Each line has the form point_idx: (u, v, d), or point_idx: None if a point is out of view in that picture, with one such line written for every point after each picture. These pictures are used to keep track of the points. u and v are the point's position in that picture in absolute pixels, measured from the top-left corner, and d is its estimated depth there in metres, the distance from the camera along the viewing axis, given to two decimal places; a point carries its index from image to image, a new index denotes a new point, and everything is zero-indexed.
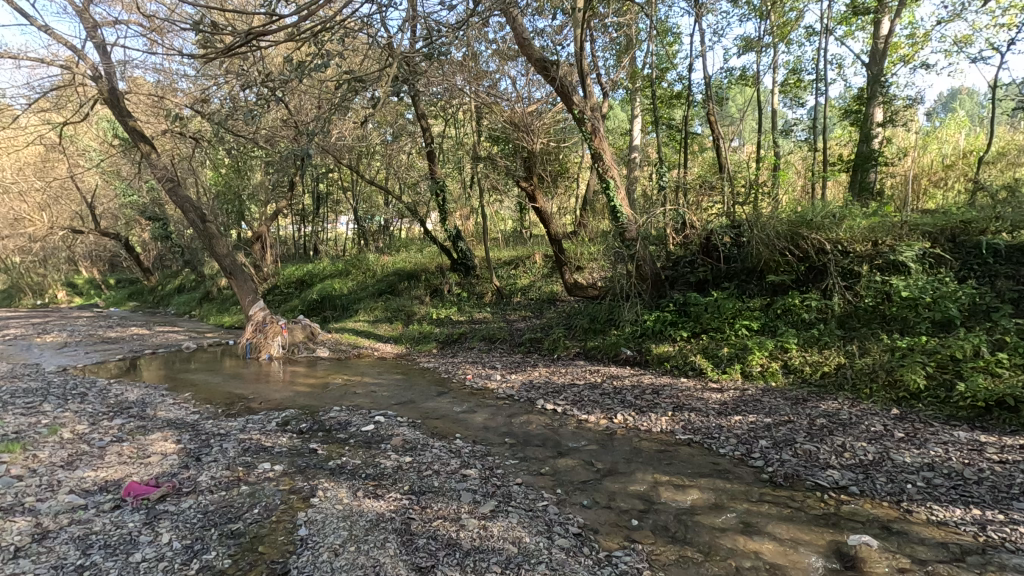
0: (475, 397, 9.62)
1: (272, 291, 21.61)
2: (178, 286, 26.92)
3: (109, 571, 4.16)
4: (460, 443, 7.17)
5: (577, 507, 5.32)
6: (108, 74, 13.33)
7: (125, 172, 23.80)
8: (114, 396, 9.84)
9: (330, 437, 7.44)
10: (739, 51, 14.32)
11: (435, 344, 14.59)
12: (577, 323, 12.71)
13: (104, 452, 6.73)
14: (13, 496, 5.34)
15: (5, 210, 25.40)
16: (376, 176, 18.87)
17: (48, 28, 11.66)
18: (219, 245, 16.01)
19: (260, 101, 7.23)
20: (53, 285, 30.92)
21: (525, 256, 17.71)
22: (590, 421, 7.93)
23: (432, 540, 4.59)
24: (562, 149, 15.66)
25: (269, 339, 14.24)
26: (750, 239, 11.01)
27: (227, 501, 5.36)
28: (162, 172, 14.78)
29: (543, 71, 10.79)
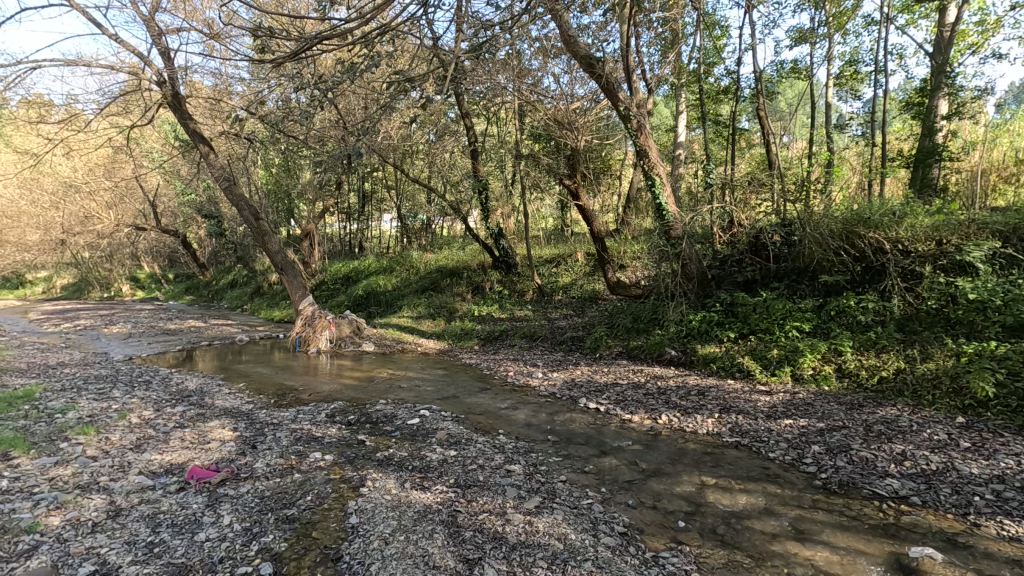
0: (517, 394, 9.67)
1: (320, 287, 22.30)
2: (231, 281, 28.13)
3: (176, 548, 4.41)
4: (503, 439, 7.23)
5: (622, 506, 5.29)
6: (171, 80, 14.06)
7: (184, 172, 25.05)
8: (175, 384, 10.38)
9: (377, 429, 7.63)
10: (792, 44, 13.85)
11: (477, 341, 14.75)
12: (620, 322, 12.60)
13: (168, 437, 7.13)
14: (89, 476, 5.73)
15: (77, 208, 27.14)
16: (420, 175, 19.18)
17: (119, 37, 12.39)
18: (271, 242, 16.62)
19: (314, 103, 7.43)
20: (117, 279, 32.85)
21: (568, 254, 17.70)
22: (634, 421, 7.86)
23: (478, 533, 4.67)
24: (605, 146, 15.55)
25: (317, 333, 14.73)
26: (802, 238, 10.65)
27: (281, 487, 5.59)
28: (220, 172, 15.48)
29: (590, 67, 10.63)
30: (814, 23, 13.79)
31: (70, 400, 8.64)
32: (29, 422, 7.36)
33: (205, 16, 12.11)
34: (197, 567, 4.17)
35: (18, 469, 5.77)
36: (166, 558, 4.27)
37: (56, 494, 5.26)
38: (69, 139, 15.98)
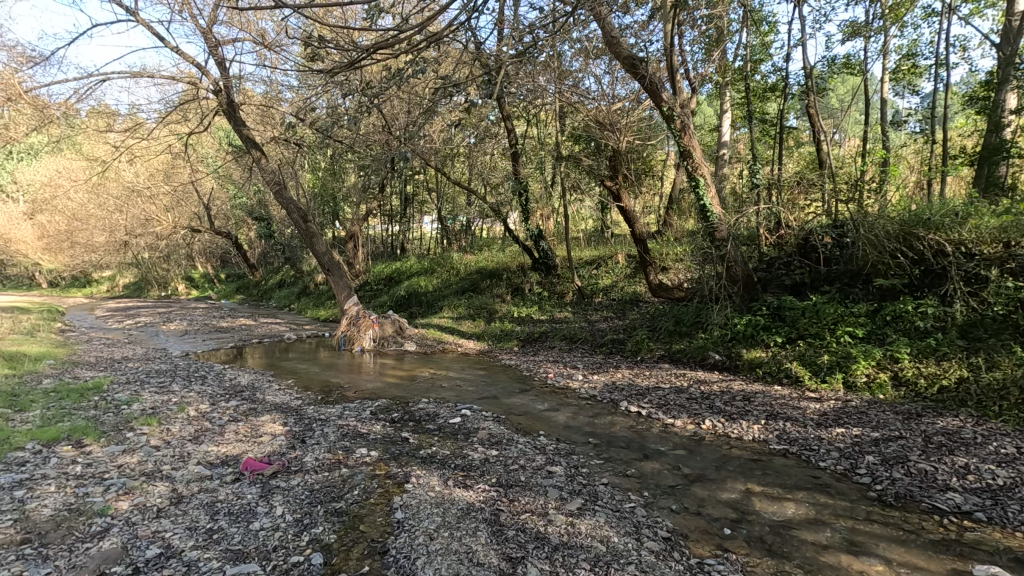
0: (557, 396, 9.68)
1: (364, 287, 22.86)
2: (279, 281, 29.12)
3: (234, 536, 4.63)
4: (544, 440, 7.26)
5: (665, 511, 5.23)
6: (226, 89, 14.70)
7: (236, 177, 26.14)
8: (229, 380, 10.86)
9: (420, 427, 7.78)
10: (844, 38, 13.36)
11: (517, 342, 14.82)
12: (661, 325, 12.43)
13: (223, 430, 7.46)
14: (153, 464, 6.08)
15: (138, 211, 28.76)
16: (461, 177, 19.42)
17: (180, 49, 13.05)
18: (318, 244, 17.15)
19: (362, 109, 7.63)
20: (174, 278, 34.56)
21: (608, 256, 17.59)
22: (677, 425, 7.74)
23: (521, 532, 4.71)
24: (646, 147, 15.37)
25: (361, 332, 15.11)
26: (855, 240, 10.26)
27: (329, 481, 5.79)
28: (270, 177, 16.08)
29: (633, 69, 10.49)
30: (869, 16, 13.25)
31: (135, 392, 9.17)
32: (99, 412, 7.86)
33: (258, 27, 12.63)
34: (253, 554, 4.36)
35: (90, 456, 6.17)
36: (225, 545, 4.49)
37: (124, 480, 5.61)
38: (133, 147, 16.93)
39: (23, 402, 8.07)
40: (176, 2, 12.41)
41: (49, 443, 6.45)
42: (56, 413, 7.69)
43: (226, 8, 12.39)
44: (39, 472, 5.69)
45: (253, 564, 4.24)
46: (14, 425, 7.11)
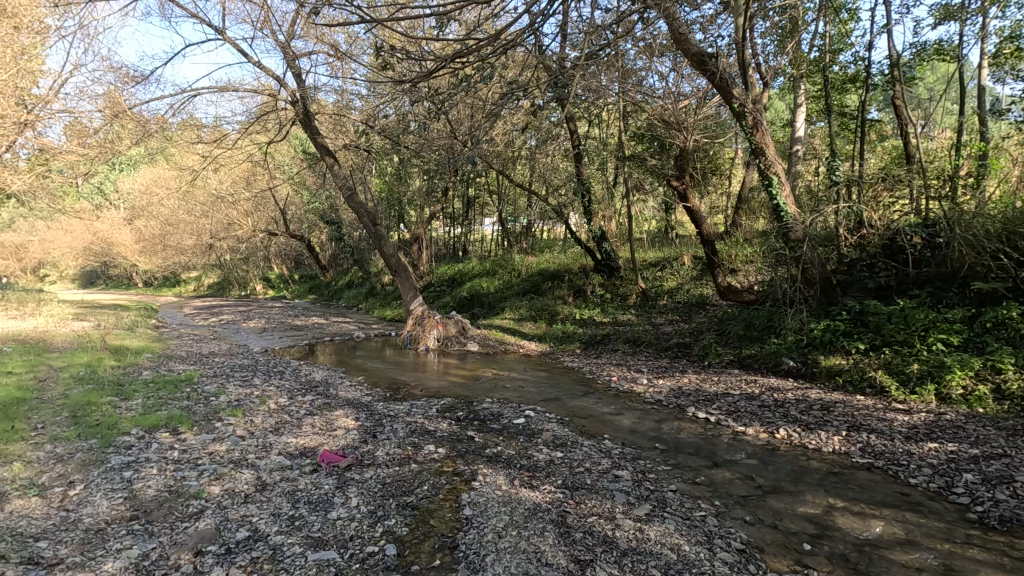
0: (622, 399, 9.55)
1: (428, 287, 23.49)
2: (348, 282, 30.32)
3: (314, 523, 4.89)
4: (609, 443, 7.19)
5: (739, 522, 5.05)
6: (302, 100, 15.50)
7: (310, 183, 27.52)
8: (305, 375, 11.46)
9: (484, 426, 7.91)
10: (936, 22, 12.36)
11: (579, 344, 14.75)
12: (730, 329, 11.97)
13: (301, 423, 7.89)
14: (239, 452, 6.52)
15: (223, 216, 31.32)
16: (522, 180, 19.54)
17: (261, 64, 13.90)
18: (386, 246, 17.74)
19: (431, 115, 7.82)
20: (253, 279, 36.78)
21: (673, 257, 17.17)
22: (749, 434, 7.45)
23: (588, 535, 4.69)
24: (714, 145, 14.87)
25: (426, 332, 15.51)
26: (950, 240, 9.54)
27: (400, 475, 6.00)
28: (342, 182, 16.83)
29: (701, 66, 9.99)
30: None
31: (221, 385, 9.86)
32: (191, 403, 8.51)
33: (332, 39, 13.25)
34: (332, 542, 4.58)
35: (186, 443, 6.70)
36: (306, 531, 4.75)
37: (215, 466, 6.05)
38: (219, 157, 18.21)
39: (127, 392, 8.88)
40: (258, 20, 13.23)
41: (150, 429, 7.08)
42: (155, 402, 8.41)
43: (303, 23, 13.07)
44: (143, 455, 6.24)
45: (332, 551, 4.45)
46: (121, 411, 7.84)
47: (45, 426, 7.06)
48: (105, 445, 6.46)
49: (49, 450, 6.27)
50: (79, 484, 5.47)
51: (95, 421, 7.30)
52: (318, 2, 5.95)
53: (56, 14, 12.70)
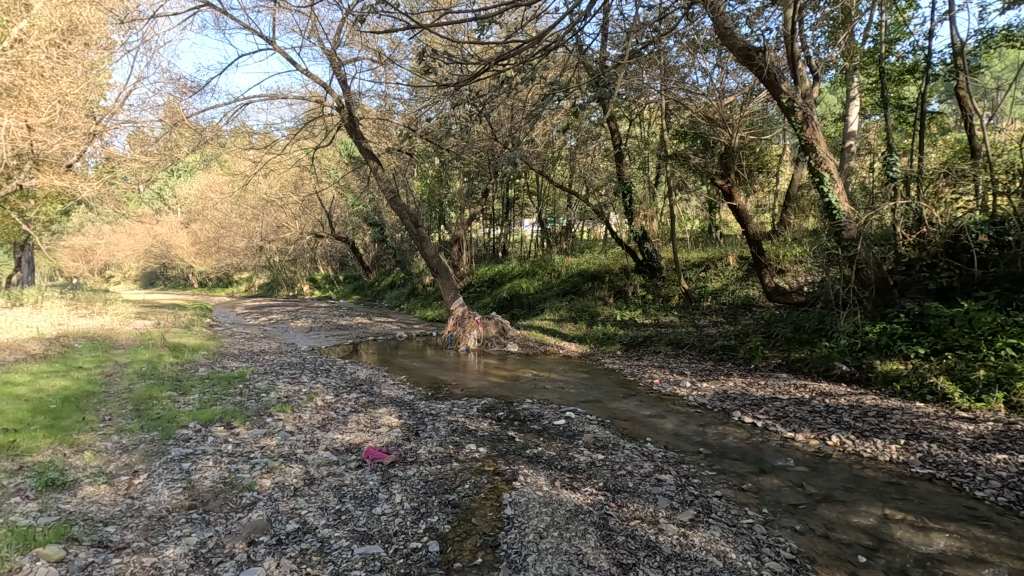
0: (664, 402, 9.40)
1: (468, 288, 23.72)
2: (390, 283, 30.95)
3: (360, 518, 5.02)
4: (651, 446, 7.09)
5: (788, 530, 4.89)
6: (347, 105, 15.90)
7: (354, 187, 28.24)
8: (350, 373, 11.78)
9: (525, 427, 7.94)
10: (1005, 6, 11.62)
11: (620, 345, 14.59)
12: (778, 331, 11.59)
13: (347, 419, 8.12)
14: (289, 447, 6.76)
15: (272, 218, 32.47)
16: (562, 181, 19.47)
17: (309, 72, 14.36)
18: (427, 247, 18.01)
19: (472, 117, 7.90)
20: (300, 280, 38.02)
21: (717, 258, 16.76)
22: (799, 440, 7.19)
23: (631, 539, 4.64)
24: (761, 142, 14.43)
25: (467, 332, 15.65)
26: (1020, 238, 9.02)
27: (442, 473, 6.08)
28: (385, 185, 17.18)
29: (748, 61, 9.65)
30: None
31: (272, 382, 10.24)
32: (244, 398, 8.88)
33: (375, 45, 13.56)
34: (377, 537, 4.69)
35: (239, 437, 6.99)
36: (352, 525, 4.88)
37: (266, 460, 6.29)
38: (269, 162, 18.90)
39: (185, 387, 9.34)
40: (306, 29, 13.69)
41: (206, 423, 7.43)
42: (211, 397, 8.81)
43: (348, 30, 13.43)
44: (201, 447, 6.56)
45: (377, 546, 4.56)
46: (180, 405, 8.25)
47: (112, 418, 7.51)
48: (165, 437, 6.81)
49: (115, 440, 6.66)
50: (142, 473, 5.79)
51: (156, 414, 7.71)
52: (364, 10, 6.15)
53: (121, 30, 13.50)
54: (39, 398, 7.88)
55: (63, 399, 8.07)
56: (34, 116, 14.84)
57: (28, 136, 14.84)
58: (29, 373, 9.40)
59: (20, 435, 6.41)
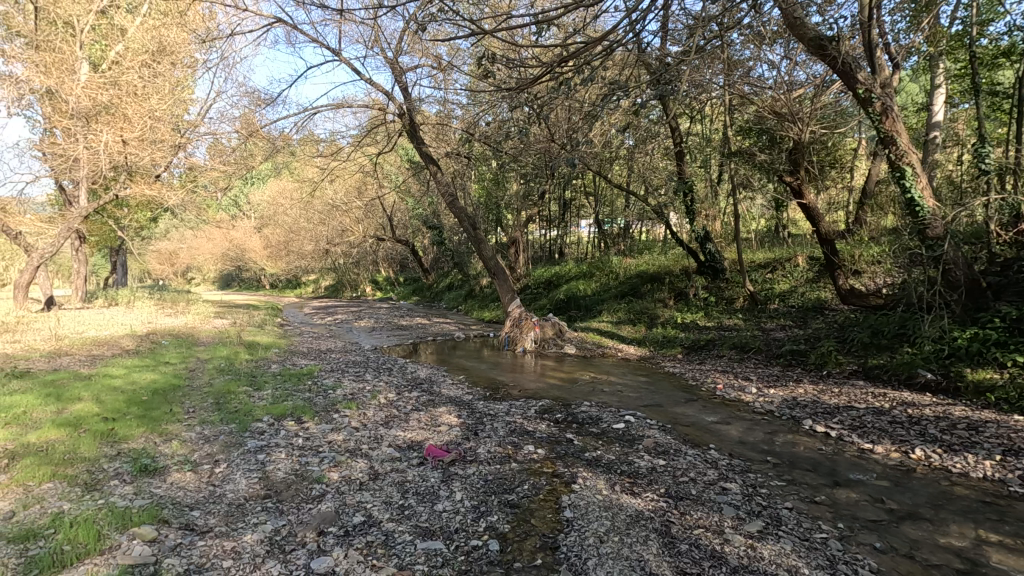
0: (728, 408, 9.07)
1: (525, 290, 23.80)
2: (448, 284, 31.56)
3: (422, 514, 5.14)
4: (715, 453, 6.86)
5: (867, 547, 4.61)
6: (408, 112, 16.36)
7: (414, 191, 29.00)
8: (411, 372, 12.10)
9: (583, 429, 7.89)
10: None
11: (680, 349, 14.22)
12: (854, 336, 10.93)
13: (408, 417, 8.33)
14: (354, 442, 7.02)
15: (337, 222, 33.85)
16: (620, 181, 19.17)
17: (372, 80, 14.88)
18: (485, 249, 18.22)
19: (530, 119, 7.93)
20: (362, 282, 39.44)
21: (785, 258, 16.00)
22: (878, 452, 6.75)
23: (694, 548, 4.51)
24: (833, 135, 13.66)
25: (524, 333, 15.72)
26: None
27: (501, 473, 6.14)
28: (444, 189, 17.53)
29: (820, 51, 9.02)
30: None
31: (338, 379, 10.69)
32: (312, 394, 9.31)
33: (435, 52, 13.87)
34: (439, 533, 4.79)
35: (308, 431, 7.33)
36: (415, 521, 5.01)
37: (333, 454, 6.57)
38: (335, 168, 19.73)
39: (260, 383, 9.90)
40: (369, 39, 14.18)
41: (279, 417, 7.84)
42: (282, 392, 9.30)
43: (409, 38, 13.81)
44: (274, 440, 6.93)
45: (439, 542, 4.65)
46: (255, 400, 8.76)
47: (196, 410, 8.07)
48: (242, 430, 7.24)
49: (199, 431, 7.15)
50: (223, 463, 6.19)
51: (234, 407, 8.21)
52: (423, 18, 6.40)
53: (203, 49, 14.49)
54: (133, 390, 8.57)
55: (153, 391, 8.75)
56: (128, 131, 16.60)
57: (123, 150, 16.70)
58: (124, 367, 10.24)
59: (118, 424, 7.02)
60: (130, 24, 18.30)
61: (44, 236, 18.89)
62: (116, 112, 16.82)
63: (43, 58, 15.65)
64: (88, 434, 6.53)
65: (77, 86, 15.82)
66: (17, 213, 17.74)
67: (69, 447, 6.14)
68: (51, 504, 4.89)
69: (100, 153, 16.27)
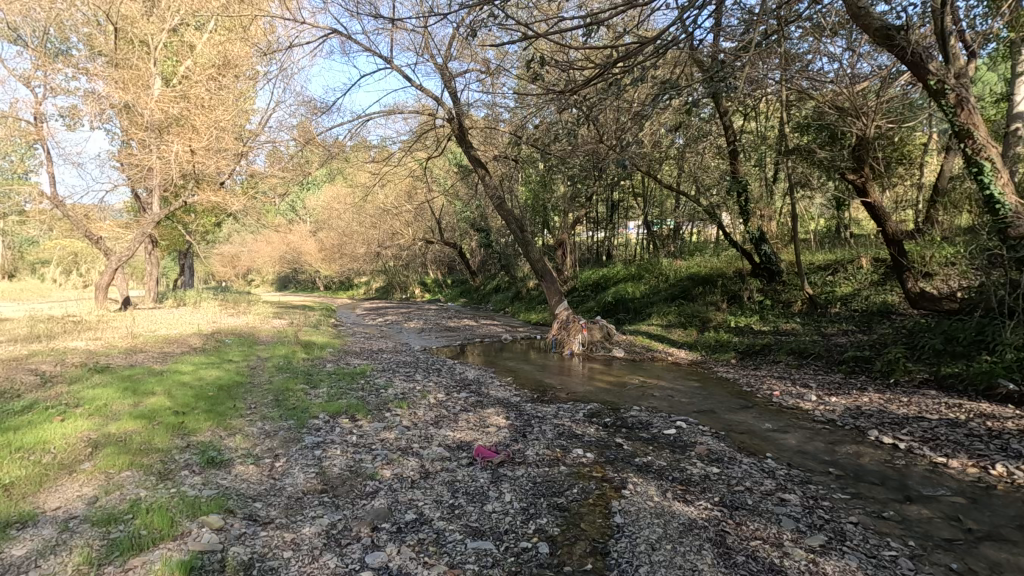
0: (786, 416, 8.71)
1: (572, 292, 23.66)
2: (496, 286, 31.78)
3: (471, 514, 5.20)
4: (772, 463, 6.61)
5: (942, 568, 4.33)
6: (457, 117, 16.59)
7: (462, 194, 29.38)
8: (459, 373, 12.25)
9: (633, 434, 7.76)
10: None
11: (734, 353, 13.78)
12: (925, 343, 10.27)
13: (458, 418, 8.45)
14: (406, 441, 7.18)
15: (388, 226, 34.73)
16: (670, 181, 18.77)
17: (422, 87, 15.19)
18: (532, 252, 18.24)
19: (579, 120, 7.88)
20: (412, 283, 40.27)
21: (847, 260, 15.25)
22: (953, 467, 6.32)
23: (751, 560, 4.36)
24: (901, 130, 12.92)
25: (572, 336, 15.63)
26: None
27: (550, 476, 6.12)
28: (492, 192, 17.67)
29: (887, 41, 8.49)
30: None
31: (390, 379, 10.95)
32: (366, 393, 9.59)
33: (483, 57, 14.03)
34: (488, 534, 4.84)
35: (362, 429, 7.55)
36: (465, 520, 5.08)
37: (386, 452, 6.73)
38: (387, 173, 20.25)
39: (316, 381, 10.26)
40: (420, 47, 14.49)
41: (334, 415, 8.11)
42: (337, 390, 9.62)
43: (458, 44, 14.02)
44: (330, 437, 7.18)
45: (489, 543, 4.69)
46: (312, 397, 9.10)
47: (257, 406, 8.45)
48: (300, 426, 7.53)
49: (260, 426, 7.49)
50: (283, 457, 6.46)
51: (293, 404, 8.56)
52: (472, 24, 6.52)
53: (264, 61, 15.15)
54: (200, 386, 9.07)
55: (218, 387, 9.22)
56: (196, 141, 17.70)
57: (191, 158, 17.79)
58: (192, 364, 10.86)
59: (188, 418, 7.44)
60: (198, 40, 19.35)
61: (121, 240, 20.35)
62: (185, 124, 18.09)
63: (121, 76, 16.76)
64: (161, 427, 6.96)
65: (152, 100, 17.08)
66: (97, 219, 19.04)
67: (145, 438, 6.57)
68: (129, 491, 5.23)
69: (171, 162, 17.44)
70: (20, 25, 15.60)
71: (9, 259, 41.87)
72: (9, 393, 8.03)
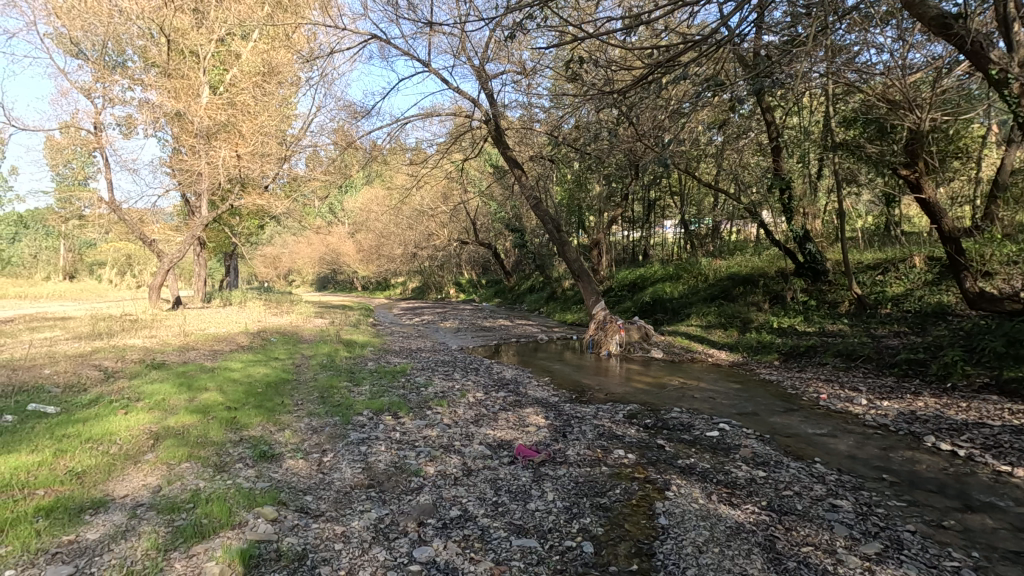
0: (835, 420, 8.45)
1: (608, 292, 23.48)
2: (530, 286, 31.82)
3: (515, 512, 5.25)
4: (822, 468, 6.43)
5: None
6: (493, 118, 16.68)
7: (497, 194, 29.52)
8: (497, 373, 12.32)
9: (675, 436, 7.66)
10: None
11: (777, 355, 13.43)
12: (985, 345, 9.77)
13: (497, 417, 8.52)
14: (448, 439, 7.28)
15: (425, 226, 35.20)
16: (710, 179, 18.40)
17: (460, 89, 15.34)
18: (568, 251, 18.17)
19: (618, 119, 7.86)
20: (447, 284, 40.76)
21: (898, 259, 14.66)
22: (1018, 476, 6.01)
23: (803, 566, 4.26)
24: (957, 122, 12.30)
25: (609, 336, 15.48)
26: None
27: (592, 476, 6.11)
28: (528, 192, 17.70)
29: (943, 30, 8.14)
30: None
31: (430, 378, 11.09)
32: (406, 391, 9.76)
33: (519, 58, 14.08)
34: (532, 532, 4.87)
35: (405, 426, 7.70)
36: (509, 518, 5.13)
37: (428, 449, 6.84)
38: (423, 174, 20.53)
39: (358, 379, 10.51)
40: (456, 49, 14.63)
41: (377, 412, 8.30)
42: (379, 388, 9.83)
43: (494, 45, 14.08)
44: (374, 433, 7.35)
45: (533, 540, 4.73)
46: (355, 395, 9.33)
47: (304, 403, 8.73)
48: (345, 422, 7.74)
49: (307, 422, 7.72)
50: (330, 453, 6.64)
51: (337, 401, 8.80)
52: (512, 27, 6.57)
53: (306, 68, 15.57)
54: (250, 383, 9.41)
55: (266, 384, 9.56)
56: (242, 146, 18.41)
57: (237, 163, 18.50)
58: (241, 361, 11.28)
59: (239, 413, 7.75)
60: (243, 49, 19.99)
61: (172, 242, 21.34)
62: (232, 130, 18.84)
63: (173, 86, 17.57)
64: (216, 421, 7.26)
65: (201, 107, 17.84)
66: (150, 222, 19.95)
67: (201, 431, 6.86)
68: (190, 482, 5.49)
69: (219, 166, 18.19)
70: (80, 40, 16.69)
71: (72, 260, 44.23)
72: (77, 387, 8.53)
